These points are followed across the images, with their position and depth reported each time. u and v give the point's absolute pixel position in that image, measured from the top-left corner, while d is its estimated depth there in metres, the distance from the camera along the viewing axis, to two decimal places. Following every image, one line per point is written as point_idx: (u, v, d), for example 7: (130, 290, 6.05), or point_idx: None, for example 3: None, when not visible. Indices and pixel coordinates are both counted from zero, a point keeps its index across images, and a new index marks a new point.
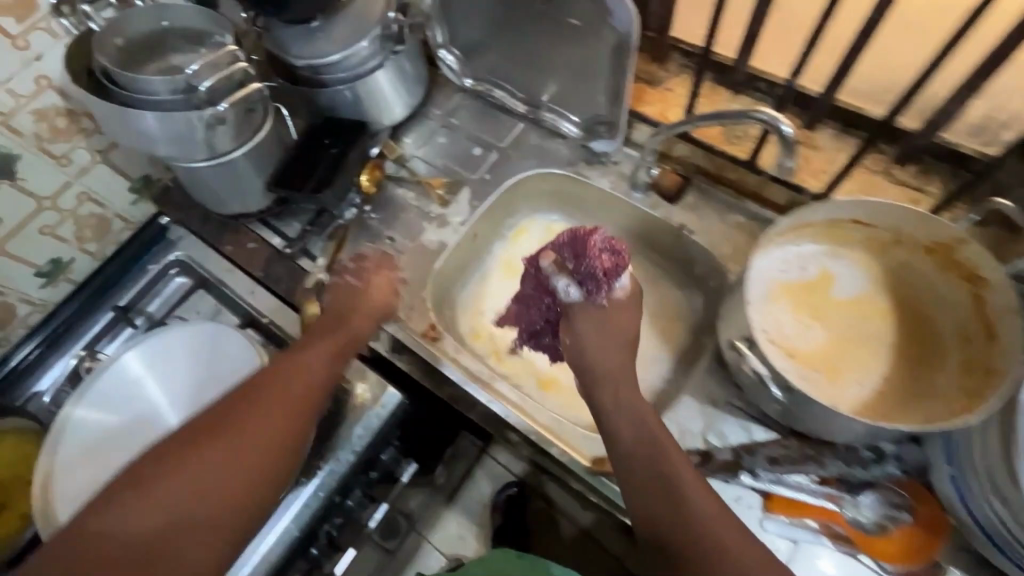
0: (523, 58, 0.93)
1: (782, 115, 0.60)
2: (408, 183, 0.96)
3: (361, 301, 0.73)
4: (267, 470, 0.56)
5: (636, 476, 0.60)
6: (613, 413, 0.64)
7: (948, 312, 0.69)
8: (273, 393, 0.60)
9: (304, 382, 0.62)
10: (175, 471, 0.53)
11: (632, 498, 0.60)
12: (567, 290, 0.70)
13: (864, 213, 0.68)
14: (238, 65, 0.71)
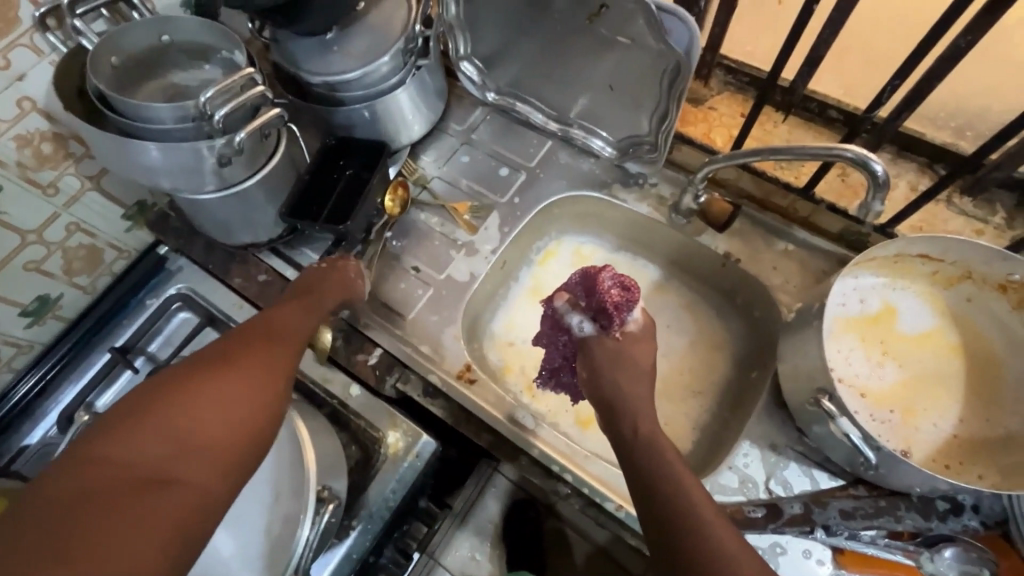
0: (553, 73, 0.86)
1: (873, 153, 0.55)
2: (430, 208, 0.89)
3: (324, 275, 0.73)
4: (265, 401, 0.50)
5: (669, 534, 0.51)
6: (642, 458, 0.57)
7: (1019, 353, 0.66)
8: (254, 342, 0.56)
9: (281, 336, 0.59)
10: (169, 400, 0.46)
11: (667, 563, 0.51)
12: (581, 326, 0.68)
13: (934, 249, 0.65)
14: (255, 91, 0.63)
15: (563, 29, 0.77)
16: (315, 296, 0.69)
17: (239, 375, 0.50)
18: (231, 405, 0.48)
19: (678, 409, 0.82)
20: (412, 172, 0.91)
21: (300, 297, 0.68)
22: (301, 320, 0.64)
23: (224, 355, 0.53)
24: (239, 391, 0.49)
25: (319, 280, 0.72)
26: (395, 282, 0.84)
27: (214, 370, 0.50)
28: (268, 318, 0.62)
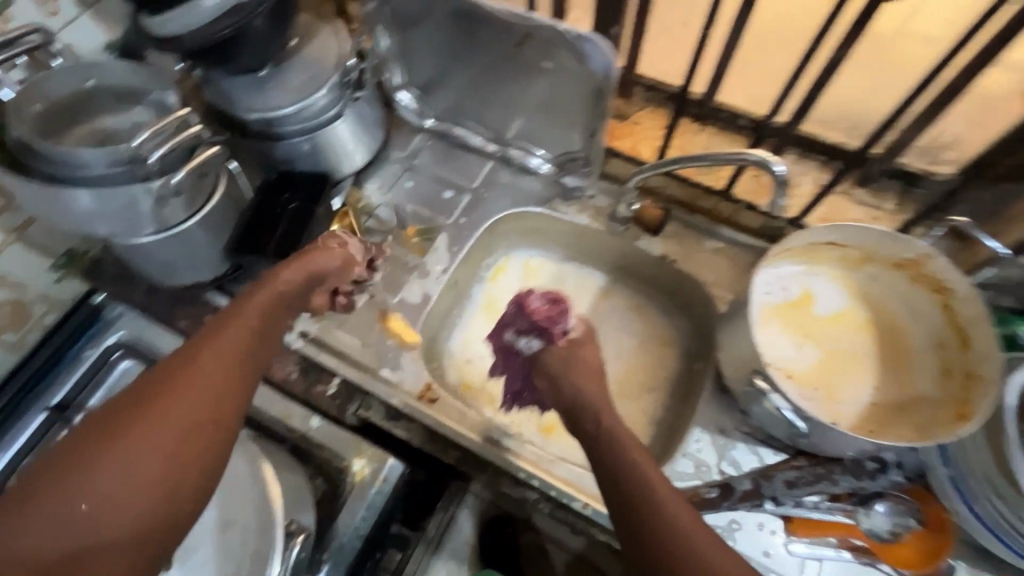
0: (486, 97, 0.90)
1: (772, 155, 0.63)
2: (379, 234, 0.91)
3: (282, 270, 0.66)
4: (194, 452, 0.50)
5: (632, 515, 0.54)
6: (606, 446, 0.60)
7: (920, 322, 0.74)
8: (193, 370, 0.53)
9: (230, 356, 0.56)
10: (85, 470, 0.47)
11: (630, 542, 0.54)
12: (529, 345, 0.72)
13: (839, 235, 0.73)
14: (191, 132, 0.63)
15: (491, 58, 0.82)
16: (279, 291, 0.64)
17: (165, 425, 0.50)
18: (153, 466, 0.48)
19: (635, 406, 0.86)
20: (357, 201, 0.93)
21: (264, 292, 0.63)
22: (256, 330, 0.60)
23: (158, 391, 0.51)
24: (163, 449, 0.49)
25: (289, 272, 0.66)
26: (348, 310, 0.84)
27: (141, 420, 0.49)
28: (221, 328, 0.58)
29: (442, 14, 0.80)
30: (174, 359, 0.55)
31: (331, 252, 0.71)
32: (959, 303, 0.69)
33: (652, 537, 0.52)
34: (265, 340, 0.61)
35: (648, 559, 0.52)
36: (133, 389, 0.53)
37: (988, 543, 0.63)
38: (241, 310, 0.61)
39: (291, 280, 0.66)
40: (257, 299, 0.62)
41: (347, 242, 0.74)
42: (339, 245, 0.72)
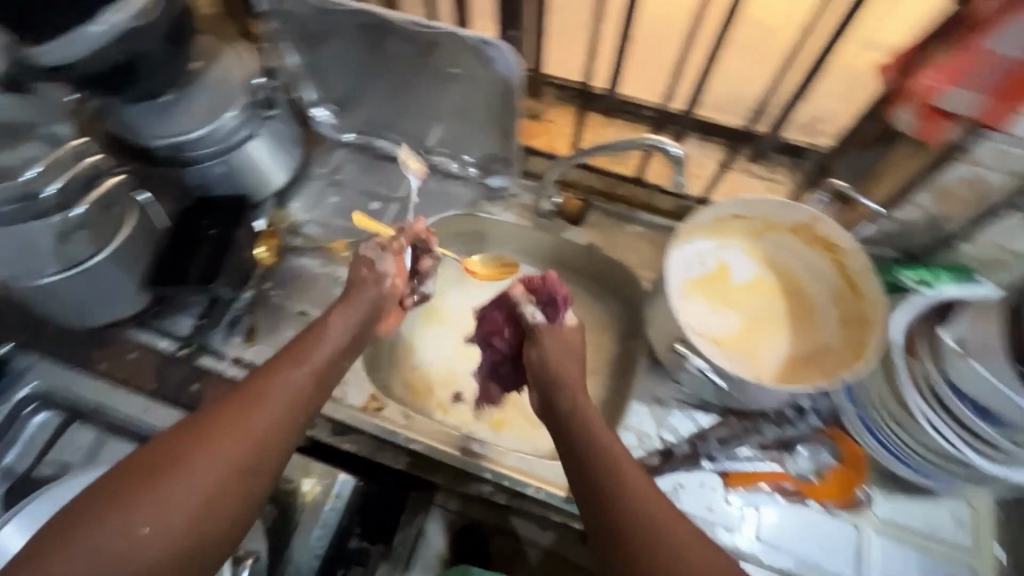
0: (403, 107, 0.91)
1: (666, 138, 0.68)
2: (308, 252, 0.90)
3: (347, 307, 0.67)
4: (239, 496, 0.49)
5: (587, 488, 0.54)
6: (575, 424, 0.60)
7: (819, 280, 0.81)
8: (245, 415, 0.53)
9: (282, 404, 0.55)
10: (138, 500, 0.45)
11: (584, 515, 0.53)
12: (532, 314, 0.69)
13: (741, 208, 0.79)
14: (84, 162, 0.62)
15: (401, 68, 0.83)
16: (337, 338, 0.64)
17: (219, 463, 0.49)
18: (190, 511, 0.47)
19: None
20: (282, 221, 0.92)
21: (323, 337, 0.63)
22: (313, 377, 0.59)
23: (207, 432, 0.50)
24: (211, 490, 0.48)
25: (342, 316, 0.66)
26: (283, 330, 0.83)
27: (193, 454, 0.49)
28: (277, 371, 0.58)
29: (345, 28, 0.80)
30: (230, 398, 0.54)
31: (365, 282, 0.69)
32: (847, 258, 0.76)
33: (603, 511, 0.52)
34: (320, 390, 0.60)
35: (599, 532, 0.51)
36: (192, 419, 0.52)
37: (894, 467, 0.71)
38: (303, 352, 0.60)
39: (347, 325, 0.65)
40: (318, 346, 0.62)
41: (373, 258, 0.71)
42: (367, 271, 0.71)
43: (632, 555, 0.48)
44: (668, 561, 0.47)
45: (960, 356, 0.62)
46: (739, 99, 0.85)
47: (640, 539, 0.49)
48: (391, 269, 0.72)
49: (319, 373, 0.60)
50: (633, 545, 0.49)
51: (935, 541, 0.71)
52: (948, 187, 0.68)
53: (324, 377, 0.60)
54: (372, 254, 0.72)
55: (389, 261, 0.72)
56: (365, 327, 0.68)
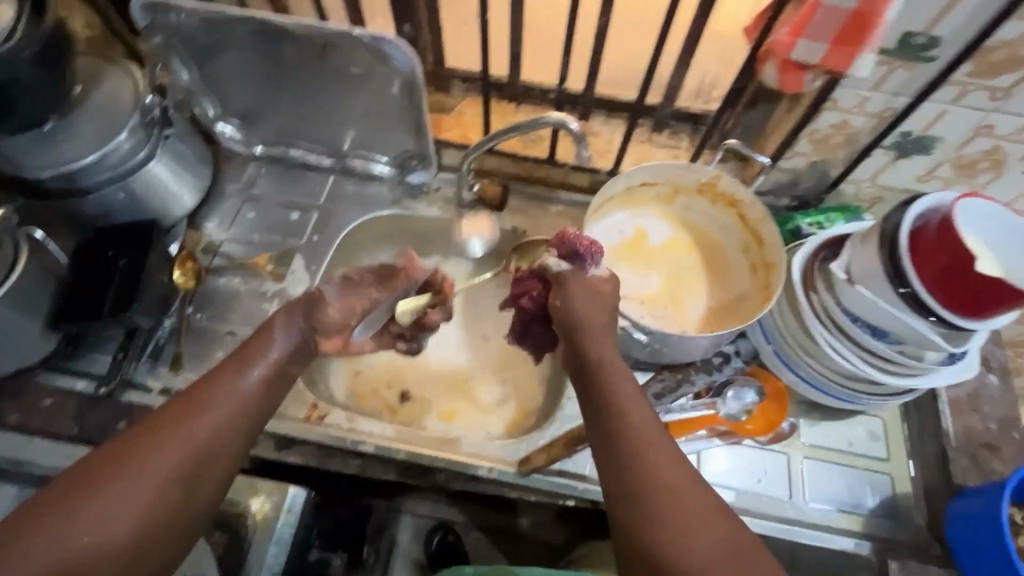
0: (312, 113, 0.90)
1: (567, 115, 0.71)
2: (229, 271, 0.87)
3: (315, 317, 0.69)
4: (196, 487, 0.53)
5: (618, 457, 0.56)
6: (609, 396, 0.60)
7: (727, 234, 0.87)
8: (186, 427, 0.54)
9: (222, 416, 0.56)
10: (95, 496, 0.49)
11: (611, 484, 0.55)
12: (557, 264, 0.69)
13: (648, 175, 0.84)
14: None
15: (302, 73, 0.82)
16: (285, 346, 0.64)
17: (173, 459, 0.52)
18: (141, 513, 0.50)
19: (523, 370, 0.93)
20: (197, 242, 0.89)
21: (269, 345, 0.63)
22: (254, 386, 0.60)
23: (147, 447, 0.52)
24: (166, 484, 0.51)
25: (289, 318, 0.67)
26: (212, 353, 0.80)
27: (147, 451, 0.52)
28: (222, 381, 0.58)
29: (239, 39, 0.78)
30: (174, 405, 0.55)
31: (312, 298, 0.70)
32: (747, 210, 0.82)
33: (633, 480, 0.54)
34: (264, 399, 0.60)
35: (625, 501, 0.53)
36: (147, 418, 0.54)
37: (812, 394, 0.78)
38: (248, 361, 0.61)
39: (292, 330, 0.66)
40: (262, 355, 0.62)
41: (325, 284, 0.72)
42: (314, 287, 0.70)
43: (657, 525, 0.51)
44: (693, 533, 0.50)
45: (850, 283, 0.68)
46: (629, 74, 0.90)
47: (669, 511, 0.51)
48: (338, 297, 0.72)
49: (263, 383, 0.60)
50: (661, 515, 0.51)
51: (857, 456, 0.78)
52: (823, 133, 0.75)
53: (271, 385, 0.61)
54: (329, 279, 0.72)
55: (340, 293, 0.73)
56: (314, 337, 0.69)
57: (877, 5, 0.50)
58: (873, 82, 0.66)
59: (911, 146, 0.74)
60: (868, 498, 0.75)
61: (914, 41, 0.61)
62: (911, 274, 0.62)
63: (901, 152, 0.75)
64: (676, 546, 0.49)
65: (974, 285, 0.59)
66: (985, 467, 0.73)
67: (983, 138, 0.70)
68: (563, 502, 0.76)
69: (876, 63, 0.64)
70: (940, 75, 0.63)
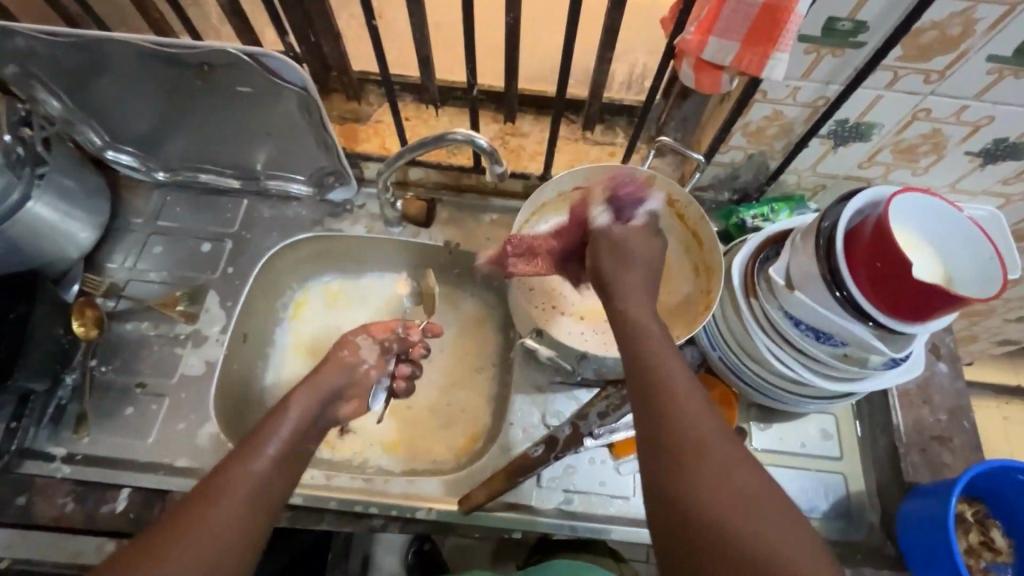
0: (213, 136, 0.82)
1: (473, 132, 0.66)
2: (137, 314, 0.80)
3: (321, 379, 0.65)
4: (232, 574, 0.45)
5: (662, 444, 0.47)
6: (651, 373, 0.51)
7: (669, 235, 0.82)
8: (210, 516, 0.46)
9: (243, 502, 0.49)
10: None
11: (651, 479, 0.46)
12: (601, 216, 0.72)
13: (580, 180, 0.78)
14: None
15: (190, 95, 0.74)
16: (301, 422, 0.58)
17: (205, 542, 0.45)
18: None
19: (469, 391, 0.88)
20: (98, 286, 0.81)
21: (284, 421, 0.57)
22: (277, 465, 0.53)
23: (173, 538, 0.44)
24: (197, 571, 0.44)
25: (304, 392, 0.62)
26: (120, 410, 0.74)
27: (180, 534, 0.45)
28: (238, 460, 0.52)
29: (106, 63, 0.69)
30: (204, 484, 0.49)
31: (343, 364, 0.69)
32: (686, 211, 0.77)
33: (682, 474, 0.45)
34: (285, 480, 0.53)
35: (667, 498, 0.45)
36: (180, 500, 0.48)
37: (760, 398, 0.75)
38: (264, 439, 0.54)
39: (308, 405, 0.61)
40: (278, 433, 0.56)
41: (358, 346, 0.71)
42: (350, 353, 0.70)
43: (711, 524, 0.42)
44: (759, 530, 0.41)
45: (788, 289, 0.64)
46: (546, 72, 0.90)
47: (727, 505, 0.43)
48: (371, 357, 0.73)
49: (283, 462, 0.54)
50: (717, 510, 0.42)
51: (810, 458, 0.76)
52: (756, 126, 0.70)
53: (290, 462, 0.55)
54: (360, 342, 0.72)
55: (376, 351, 0.73)
56: (327, 403, 0.64)
57: None
58: (801, 71, 0.61)
59: (849, 133, 0.69)
60: (822, 500, 0.74)
61: (840, 27, 0.56)
62: (846, 278, 0.59)
63: (839, 141, 0.70)
64: (740, 546, 0.41)
65: (910, 289, 0.56)
66: (935, 462, 0.72)
67: (921, 122, 0.66)
68: (509, 535, 0.72)
69: (802, 51, 0.59)
70: (869, 62, 0.58)
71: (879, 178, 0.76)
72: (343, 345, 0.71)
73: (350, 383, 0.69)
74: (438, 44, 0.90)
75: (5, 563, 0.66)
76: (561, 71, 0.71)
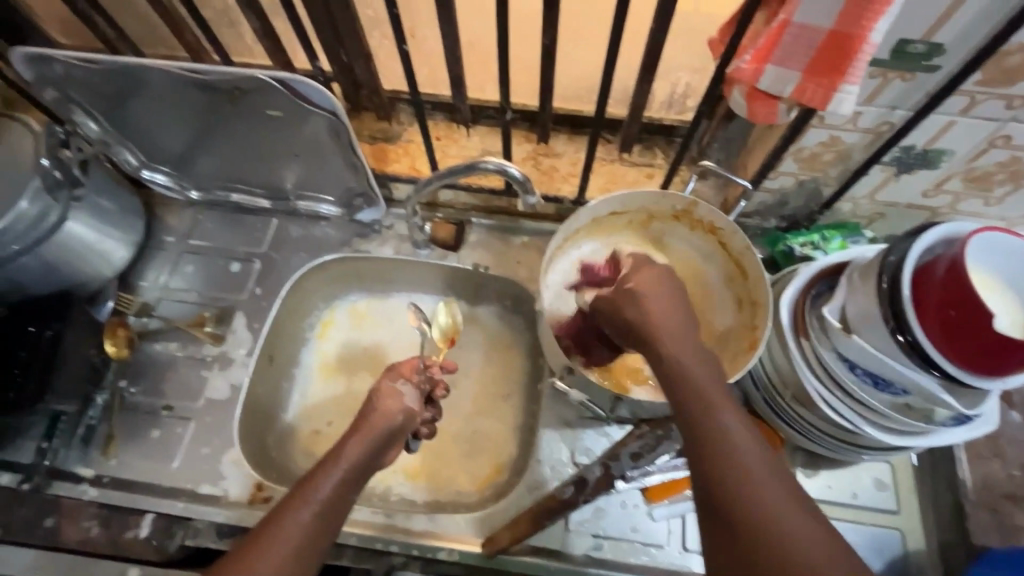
0: (244, 156, 0.81)
1: (506, 160, 0.63)
2: (166, 334, 0.80)
3: (369, 417, 0.63)
4: None
5: (710, 481, 0.42)
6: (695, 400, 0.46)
7: (710, 263, 0.77)
8: (255, 564, 0.48)
9: (289, 550, 0.49)
10: None
11: (703, 519, 0.43)
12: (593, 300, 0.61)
13: (616, 205, 0.74)
14: None
15: (222, 117, 0.74)
16: (350, 468, 0.57)
17: None
18: None
19: (494, 421, 0.85)
20: (129, 304, 0.81)
21: (334, 467, 0.57)
22: (323, 511, 0.53)
23: None
24: None
25: (361, 436, 0.61)
26: (147, 432, 0.74)
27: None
28: (288, 509, 0.52)
29: (142, 86, 0.69)
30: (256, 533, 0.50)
31: (391, 412, 0.65)
32: (729, 239, 0.72)
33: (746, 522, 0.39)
34: (331, 524, 0.53)
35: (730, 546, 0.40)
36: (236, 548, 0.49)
37: (808, 444, 0.70)
38: (312, 488, 0.54)
39: (360, 454, 0.59)
40: (329, 478, 0.56)
41: (398, 392, 0.67)
42: (388, 396, 0.66)
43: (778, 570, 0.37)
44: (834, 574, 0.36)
45: (845, 332, 0.59)
46: (583, 90, 0.87)
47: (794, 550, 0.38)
48: (414, 401, 0.68)
49: (329, 508, 0.54)
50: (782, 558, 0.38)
51: (861, 510, 0.70)
52: (810, 152, 0.65)
53: (335, 511, 0.54)
54: (400, 388, 0.68)
55: (413, 394, 0.68)
56: (377, 452, 0.61)
57: (860, 23, 0.41)
58: (864, 96, 0.56)
59: (914, 161, 0.63)
60: (875, 559, 0.68)
61: (912, 50, 0.51)
62: (913, 324, 0.54)
63: (902, 168, 0.65)
64: None
65: (987, 341, 0.50)
66: (1008, 524, 0.65)
67: (998, 150, 0.60)
68: None
69: (867, 75, 0.54)
70: (943, 86, 0.52)
71: (946, 208, 0.70)
72: (386, 392, 0.67)
73: (402, 425, 0.65)
74: (473, 61, 0.88)
75: None
76: (600, 93, 0.68)
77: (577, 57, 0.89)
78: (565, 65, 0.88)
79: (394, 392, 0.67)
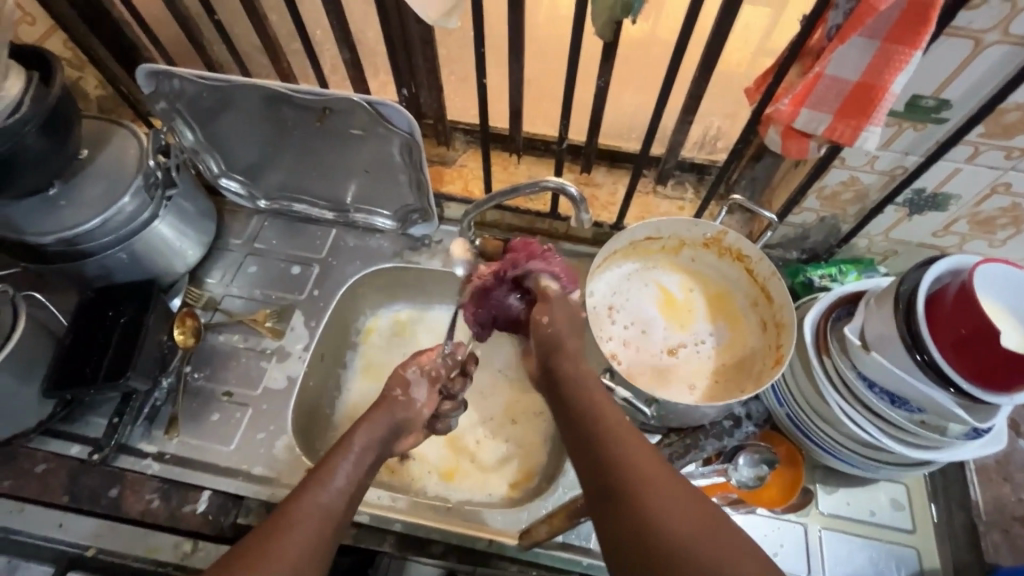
0: (313, 168, 0.89)
1: (564, 179, 0.70)
2: (228, 327, 0.86)
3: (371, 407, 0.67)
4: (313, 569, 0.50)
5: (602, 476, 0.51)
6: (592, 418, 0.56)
7: (737, 288, 0.84)
8: (287, 535, 0.50)
9: (313, 529, 0.52)
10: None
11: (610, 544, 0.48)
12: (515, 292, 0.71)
13: (652, 231, 0.82)
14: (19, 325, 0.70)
15: (304, 133, 0.82)
16: (362, 456, 0.61)
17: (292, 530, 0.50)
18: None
19: (526, 429, 0.89)
20: (198, 299, 0.88)
21: (347, 453, 0.60)
22: (339, 496, 0.56)
23: (270, 534, 0.50)
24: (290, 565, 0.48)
25: (368, 428, 0.64)
26: (208, 415, 0.79)
27: (277, 529, 0.50)
28: (316, 483, 0.56)
29: (238, 102, 0.78)
30: (289, 499, 0.54)
31: (396, 404, 0.68)
32: (755, 265, 0.79)
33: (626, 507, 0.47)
34: (349, 507, 0.57)
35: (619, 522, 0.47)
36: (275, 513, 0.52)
37: (832, 461, 0.74)
38: (329, 469, 0.58)
39: (371, 440, 0.63)
40: (342, 465, 0.59)
41: (408, 380, 0.71)
42: (403, 393, 0.70)
43: (665, 561, 0.43)
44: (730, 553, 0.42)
45: (864, 349, 0.65)
46: (624, 130, 0.97)
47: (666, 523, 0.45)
48: (422, 394, 0.71)
49: (348, 489, 0.57)
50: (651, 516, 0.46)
51: (879, 528, 0.73)
52: (832, 190, 0.73)
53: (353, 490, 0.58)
54: (410, 377, 0.71)
55: (425, 386, 0.71)
56: (388, 437, 0.66)
57: (882, 78, 0.49)
58: (882, 142, 0.64)
59: (925, 203, 0.71)
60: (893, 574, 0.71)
61: (923, 104, 0.59)
62: (928, 342, 0.59)
63: (914, 209, 0.72)
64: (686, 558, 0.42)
65: (997, 358, 0.55)
66: (1018, 545, 0.68)
67: (999, 196, 0.67)
68: None
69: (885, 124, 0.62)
70: (951, 137, 0.61)
71: (954, 248, 0.77)
72: (394, 383, 0.70)
73: (403, 421, 0.68)
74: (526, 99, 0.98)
75: (91, 551, 0.72)
76: (647, 131, 0.76)
77: (619, 101, 1.00)
78: (609, 108, 0.99)
79: (406, 384, 0.71)
